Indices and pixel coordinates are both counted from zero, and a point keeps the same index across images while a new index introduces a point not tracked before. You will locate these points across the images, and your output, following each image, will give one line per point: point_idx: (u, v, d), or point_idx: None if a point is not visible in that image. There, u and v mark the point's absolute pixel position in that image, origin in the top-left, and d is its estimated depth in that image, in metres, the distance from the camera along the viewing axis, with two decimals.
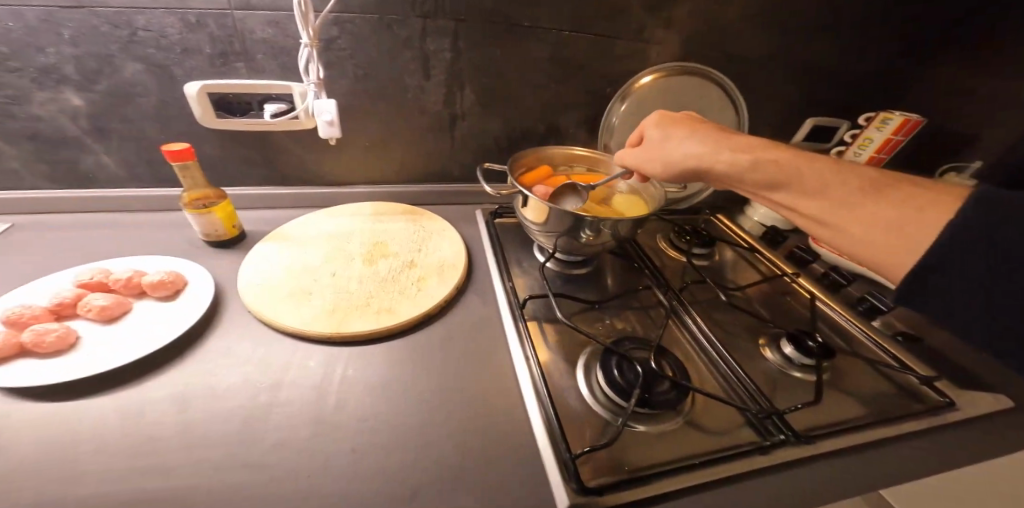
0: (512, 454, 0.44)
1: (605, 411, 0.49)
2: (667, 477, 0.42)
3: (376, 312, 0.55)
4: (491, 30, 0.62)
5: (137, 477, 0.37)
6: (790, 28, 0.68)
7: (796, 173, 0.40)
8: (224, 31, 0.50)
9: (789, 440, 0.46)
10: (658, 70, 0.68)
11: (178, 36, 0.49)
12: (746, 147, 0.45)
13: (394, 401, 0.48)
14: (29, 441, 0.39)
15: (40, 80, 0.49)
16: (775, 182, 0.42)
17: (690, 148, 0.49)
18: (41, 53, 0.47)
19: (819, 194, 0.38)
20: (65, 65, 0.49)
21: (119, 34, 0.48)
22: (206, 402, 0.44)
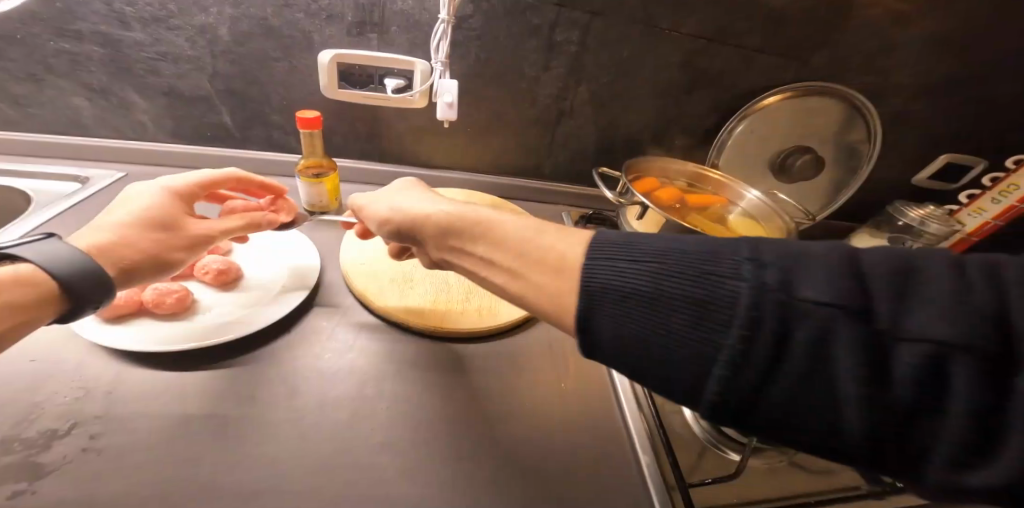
0: (614, 485, 0.41)
1: (709, 439, 0.47)
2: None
3: (478, 310, 0.54)
4: (626, 26, 0.58)
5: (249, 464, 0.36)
6: (945, 59, 0.62)
7: (500, 227, 0.32)
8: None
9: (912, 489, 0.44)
10: (783, 91, 0.64)
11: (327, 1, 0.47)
12: (450, 223, 0.35)
13: (497, 405, 0.46)
14: (147, 407, 0.39)
15: (192, 39, 0.49)
16: (478, 233, 0.33)
17: (408, 218, 0.38)
18: (203, 12, 0.47)
19: (542, 255, 0.29)
20: (221, 26, 0.48)
21: None
22: (316, 386, 0.44)
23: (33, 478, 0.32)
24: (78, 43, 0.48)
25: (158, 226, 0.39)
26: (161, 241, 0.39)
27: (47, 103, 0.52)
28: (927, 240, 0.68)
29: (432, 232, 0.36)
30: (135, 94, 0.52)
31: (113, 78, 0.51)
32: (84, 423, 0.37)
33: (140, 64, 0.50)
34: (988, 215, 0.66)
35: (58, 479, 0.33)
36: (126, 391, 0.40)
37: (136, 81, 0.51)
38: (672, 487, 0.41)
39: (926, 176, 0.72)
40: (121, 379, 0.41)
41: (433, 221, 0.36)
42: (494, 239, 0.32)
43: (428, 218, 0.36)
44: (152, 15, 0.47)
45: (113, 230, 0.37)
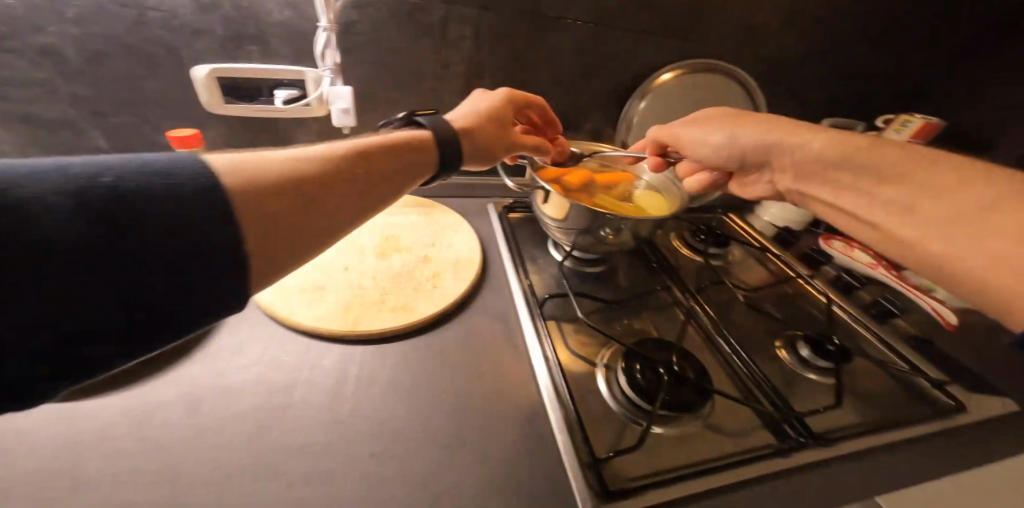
0: (530, 459, 0.44)
1: (626, 412, 0.49)
2: (695, 476, 0.43)
3: (393, 309, 0.55)
4: (516, 19, 0.60)
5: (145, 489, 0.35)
6: (806, 33, 0.69)
7: (883, 166, 0.37)
8: (239, 11, 0.47)
9: (809, 442, 0.47)
10: (677, 67, 0.68)
11: (189, 16, 0.46)
12: (827, 158, 0.40)
13: (415, 401, 0.48)
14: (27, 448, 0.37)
15: (41, 62, 0.46)
16: (886, 174, 0.37)
17: (758, 147, 0.45)
18: (41, 33, 0.44)
19: (943, 197, 0.33)
20: (66, 45, 0.46)
21: (125, 14, 0.45)
22: (226, 402, 0.44)
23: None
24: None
25: (349, 162, 0.36)
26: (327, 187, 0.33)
27: None
28: None
29: (793, 162, 0.43)
30: None
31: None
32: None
33: None
34: None
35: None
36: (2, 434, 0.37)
37: None
38: (585, 464, 0.44)
39: None
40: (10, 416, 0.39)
41: (799, 152, 0.43)
42: (889, 178, 0.36)
43: (804, 147, 0.42)
44: None
45: (289, 161, 0.32)
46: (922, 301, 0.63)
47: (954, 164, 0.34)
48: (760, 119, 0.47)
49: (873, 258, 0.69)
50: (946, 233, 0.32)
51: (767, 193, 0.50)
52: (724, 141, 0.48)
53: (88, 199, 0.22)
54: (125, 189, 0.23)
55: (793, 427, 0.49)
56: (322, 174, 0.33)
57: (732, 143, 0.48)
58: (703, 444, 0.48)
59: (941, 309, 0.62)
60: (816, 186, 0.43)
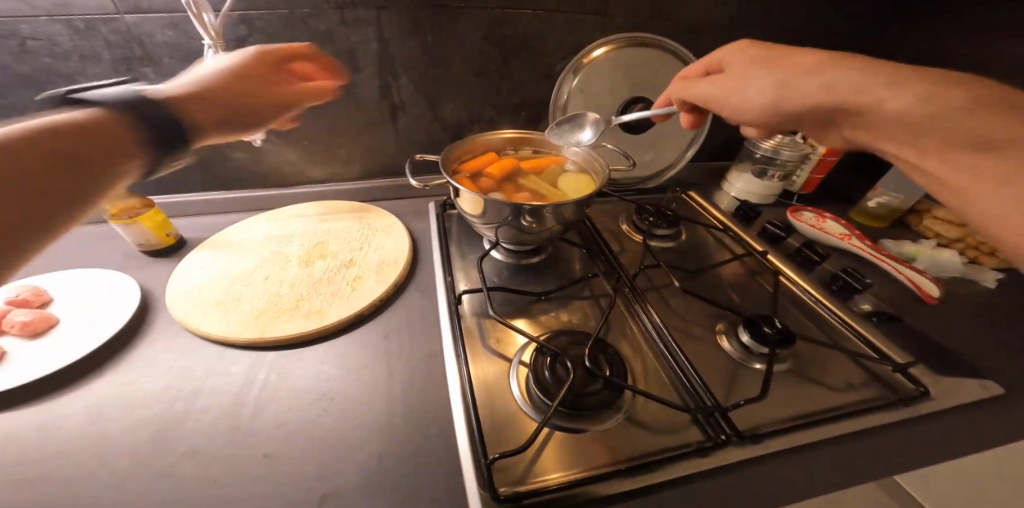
0: (421, 462, 0.43)
1: (534, 412, 0.46)
2: (593, 482, 0.38)
3: (305, 314, 0.54)
4: (415, 15, 0.59)
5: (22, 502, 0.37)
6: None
7: (952, 124, 0.32)
8: (118, 35, 0.48)
9: (732, 440, 0.41)
10: (610, 41, 0.64)
11: (70, 44, 0.47)
12: (882, 102, 0.35)
13: (313, 406, 0.47)
14: None
15: None
16: (949, 130, 0.32)
17: (783, 104, 0.41)
18: None
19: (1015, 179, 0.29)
20: None
21: (8, 46, 0.46)
22: (126, 411, 0.45)
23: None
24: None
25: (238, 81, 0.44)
26: (250, 94, 0.44)
27: None
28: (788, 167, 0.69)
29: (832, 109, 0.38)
30: None
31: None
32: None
33: None
34: None
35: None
36: None
37: None
38: (479, 467, 0.41)
39: None
40: None
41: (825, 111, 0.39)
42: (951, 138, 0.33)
43: (846, 94, 0.37)
44: None
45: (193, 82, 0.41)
46: (896, 271, 0.58)
47: None
48: (800, 59, 0.42)
49: (844, 228, 0.65)
50: (1004, 203, 0.30)
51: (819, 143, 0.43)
52: (761, 92, 0.43)
53: None
54: None
55: (719, 422, 0.43)
56: (257, 81, 0.45)
57: (763, 99, 0.43)
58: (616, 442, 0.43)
59: (918, 279, 0.56)
60: (878, 137, 0.37)
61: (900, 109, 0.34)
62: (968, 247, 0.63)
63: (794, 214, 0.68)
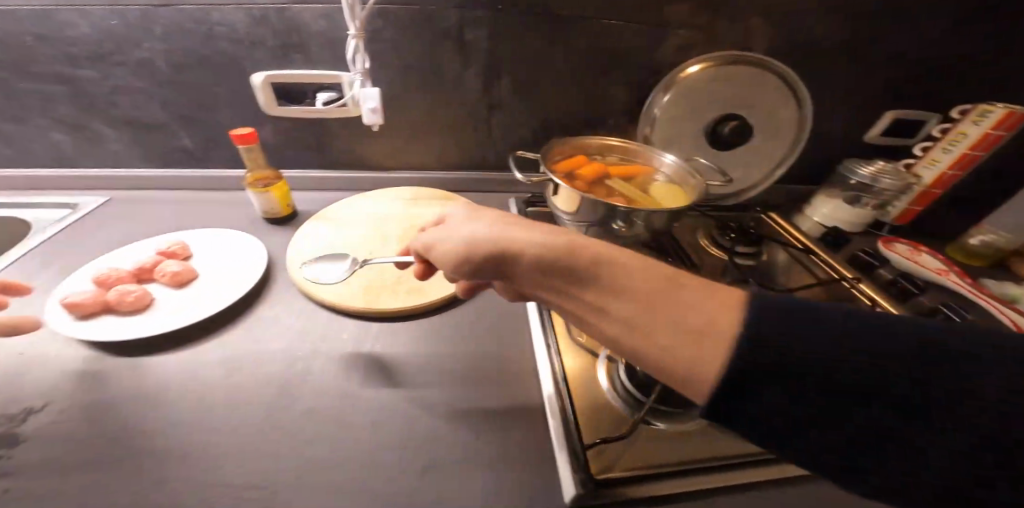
0: (514, 443, 0.45)
1: (624, 405, 0.48)
2: (688, 477, 0.41)
3: (407, 291, 0.59)
4: (532, 20, 0.62)
5: (172, 430, 0.42)
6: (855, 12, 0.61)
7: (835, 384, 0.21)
8: (282, 23, 0.55)
9: None
10: (706, 59, 0.64)
11: (245, 30, 0.55)
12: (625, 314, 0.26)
13: (411, 379, 0.50)
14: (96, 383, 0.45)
15: (140, 72, 0.57)
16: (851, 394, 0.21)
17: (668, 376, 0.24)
18: (138, 47, 0.55)
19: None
20: (157, 58, 0.56)
21: (198, 29, 0.54)
22: (252, 361, 0.49)
23: (9, 446, 0.39)
24: (45, 85, 0.58)
25: None
26: None
27: (35, 140, 0.63)
28: (886, 195, 0.68)
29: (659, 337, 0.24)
30: (109, 127, 0.62)
31: (88, 114, 0.61)
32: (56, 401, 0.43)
33: (102, 99, 0.59)
34: (942, 165, 0.66)
35: (29, 446, 0.39)
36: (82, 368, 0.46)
37: (109, 116, 0.61)
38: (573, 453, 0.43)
39: (875, 133, 0.71)
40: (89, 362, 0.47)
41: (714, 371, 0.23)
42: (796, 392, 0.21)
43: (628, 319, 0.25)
44: (101, 54, 0.56)
45: None
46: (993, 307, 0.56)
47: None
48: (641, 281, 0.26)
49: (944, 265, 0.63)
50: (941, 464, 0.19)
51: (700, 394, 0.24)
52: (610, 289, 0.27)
53: None
54: None
55: None
56: None
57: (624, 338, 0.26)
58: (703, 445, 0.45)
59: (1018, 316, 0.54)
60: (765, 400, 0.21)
61: (630, 320, 0.25)
62: None
63: (886, 245, 0.67)
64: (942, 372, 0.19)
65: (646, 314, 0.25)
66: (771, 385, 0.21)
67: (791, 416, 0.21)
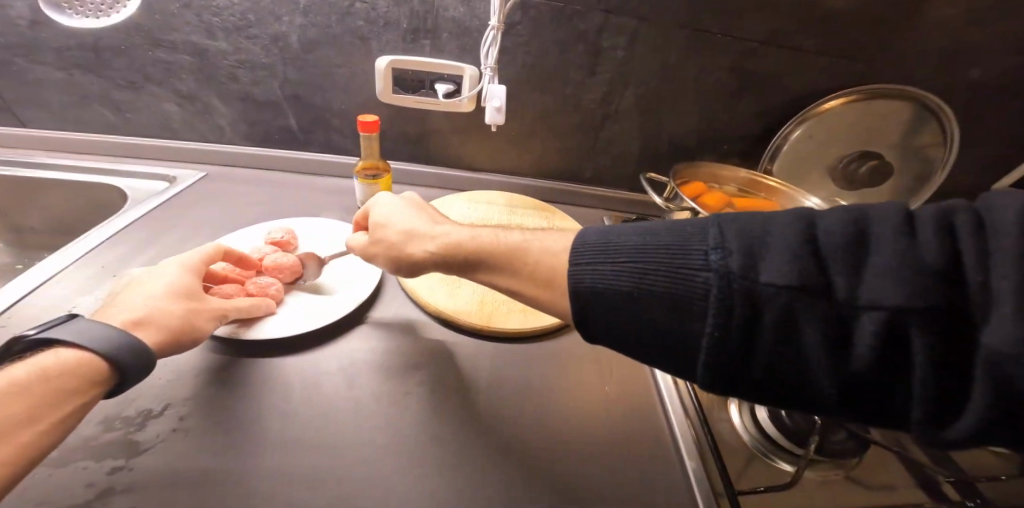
0: (659, 486, 0.39)
1: (764, 450, 0.44)
2: None
3: (522, 310, 0.54)
4: (675, 30, 0.57)
5: (289, 448, 0.37)
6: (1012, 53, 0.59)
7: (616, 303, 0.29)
8: (424, 7, 0.51)
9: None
10: (847, 94, 0.61)
11: (385, 10, 0.51)
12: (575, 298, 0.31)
13: (532, 404, 0.45)
14: (206, 390, 0.41)
15: (268, 47, 0.54)
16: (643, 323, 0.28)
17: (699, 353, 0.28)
18: (277, 21, 0.53)
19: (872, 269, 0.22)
20: (292, 34, 0.54)
21: (340, 6, 0.51)
22: (360, 372, 0.45)
23: (131, 454, 0.35)
24: (171, 52, 0.55)
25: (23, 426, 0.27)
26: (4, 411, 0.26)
27: (142, 108, 0.60)
28: None
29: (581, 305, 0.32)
30: (218, 100, 0.59)
31: (206, 86, 0.58)
32: (175, 404, 0.39)
33: (224, 72, 0.57)
34: None
35: (151, 455, 0.35)
36: (189, 370, 0.42)
37: (221, 88, 0.58)
38: (720, 493, 0.39)
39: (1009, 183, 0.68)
40: (203, 362, 0.43)
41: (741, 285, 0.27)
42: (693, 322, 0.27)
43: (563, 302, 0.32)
44: (234, 25, 0.53)
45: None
46: None
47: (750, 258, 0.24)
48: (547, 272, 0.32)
49: None
50: None
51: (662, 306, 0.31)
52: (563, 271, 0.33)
53: None
54: None
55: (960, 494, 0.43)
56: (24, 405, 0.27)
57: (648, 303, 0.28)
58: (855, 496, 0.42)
59: None
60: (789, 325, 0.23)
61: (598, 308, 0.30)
62: None
63: None
64: (805, 281, 0.22)
65: (520, 276, 0.33)
66: (696, 315, 0.25)
67: (723, 346, 0.24)
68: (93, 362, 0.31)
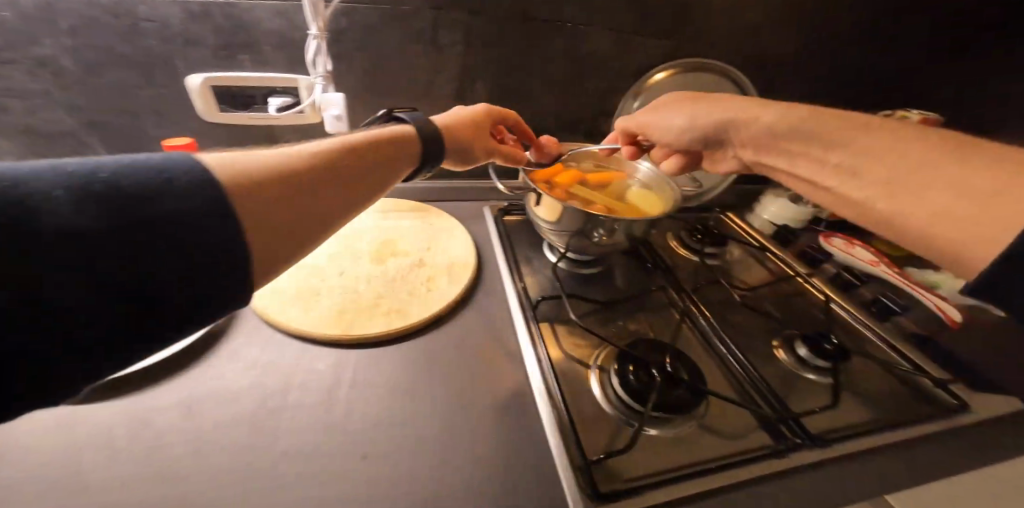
0: (521, 463, 0.44)
1: (619, 416, 0.49)
2: (696, 478, 0.42)
3: (386, 313, 0.54)
4: (505, 23, 0.61)
5: (132, 489, 0.36)
6: (790, 26, 0.70)
7: (826, 134, 0.38)
8: (230, 22, 0.49)
9: (805, 443, 0.45)
10: (670, 66, 0.69)
11: (181, 27, 0.49)
12: (775, 130, 0.42)
13: (403, 406, 0.48)
14: (29, 447, 0.38)
15: (38, 73, 0.50)
16: (834, 140, 0.37)
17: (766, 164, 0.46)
18: (36, 44, 0.48)
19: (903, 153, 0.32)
20: (62, 56, 0.49)
21: (119, 25, 0.48)
22: (219, 404, 0.45)
23: None
24: None
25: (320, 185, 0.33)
26: (302, 182, 0.32)
27: None
28: None
29: (750, 134, 0.46)
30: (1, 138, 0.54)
31: (4, 123, 0.53)
32: None
33: None
34: None
35: None
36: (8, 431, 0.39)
37: None
38: (576, 466, 0.43)
39: None
40: (20, 421, 0.40)
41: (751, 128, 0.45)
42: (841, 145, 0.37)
43: (756, 123, 0.44)
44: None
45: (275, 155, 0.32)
46: (926, 299, 0.62)
47: (946, 140, 0.31)
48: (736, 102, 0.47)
49: (874, 255, 0.69)
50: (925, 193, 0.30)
51: (738, 169, 0.52)
52: (683, 123, 0.51)
53: (73, 233, 0.20)
54: (126, 188, 0.23)
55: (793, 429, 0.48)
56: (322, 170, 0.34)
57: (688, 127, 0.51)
58: (699, 445, 0.47)
59: (945, 306, 0.61)
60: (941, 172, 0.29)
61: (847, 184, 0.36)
62: None
63: (828, 238, 0.74)
64: None
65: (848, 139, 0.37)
66: None
67: None
68: (391, 144, 0.43)
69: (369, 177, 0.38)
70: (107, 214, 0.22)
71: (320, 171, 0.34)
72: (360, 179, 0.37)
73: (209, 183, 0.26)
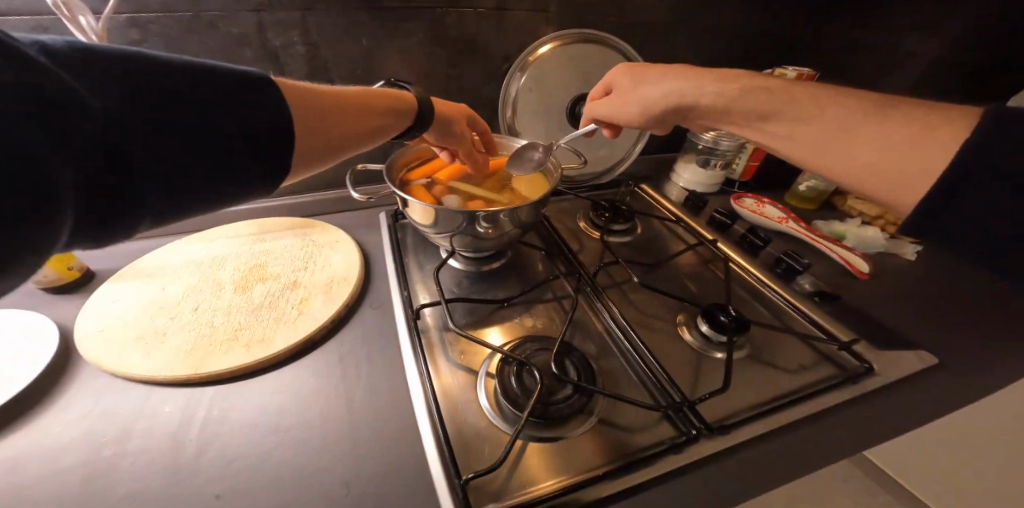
0: (398, 481, 0.40)
1: (507, 425, 0.44)
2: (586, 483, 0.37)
3: (246, 345, 0.50)
4: (345, 16, 0.57)
5: None
6: None
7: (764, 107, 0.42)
8: None
9: (702, 432, 0.41)
10: (554, 38, 0.66)
11: None
12: (724, 101, 0.46)
13: (267, 435, 0.43)
14: None
15: None
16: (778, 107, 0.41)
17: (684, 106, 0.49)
18: None
19: (824, 114, 0.38)
20: None
21: None
22: (46, 461, 0.39)
23: None
24: None
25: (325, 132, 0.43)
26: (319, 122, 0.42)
27: None
28: (728, 157, 0.77)
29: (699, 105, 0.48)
30: None
31: None
32: None
33: None
34: None
35: None
36: None
37: None
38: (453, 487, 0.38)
39: None
40: None
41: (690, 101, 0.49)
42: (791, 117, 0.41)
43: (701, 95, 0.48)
44: None
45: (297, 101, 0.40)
46: (827, 250, 0.65)
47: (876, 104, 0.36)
48: (683, 75, 0.50)
49: (782, 213, 0.72)
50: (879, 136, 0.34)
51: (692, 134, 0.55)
52: (658, 96, 0.51)
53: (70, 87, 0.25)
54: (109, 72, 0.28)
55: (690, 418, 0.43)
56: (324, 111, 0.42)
57: (646, 98, 0.52)
58: (597, 446, 0.42)
59: (846, 255, 0.63)
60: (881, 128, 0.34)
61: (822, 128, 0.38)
62: (887, 223, 0.72)
63: (738, 200, 0.75)
64: None
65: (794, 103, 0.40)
66: None
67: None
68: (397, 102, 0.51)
69: (359, 125, 0.46)
70: (162, 90, 0.30)
71: (331, 112, 0.43)
72: (359, 120, 0.46)
73: (251, 106, 0.34)
